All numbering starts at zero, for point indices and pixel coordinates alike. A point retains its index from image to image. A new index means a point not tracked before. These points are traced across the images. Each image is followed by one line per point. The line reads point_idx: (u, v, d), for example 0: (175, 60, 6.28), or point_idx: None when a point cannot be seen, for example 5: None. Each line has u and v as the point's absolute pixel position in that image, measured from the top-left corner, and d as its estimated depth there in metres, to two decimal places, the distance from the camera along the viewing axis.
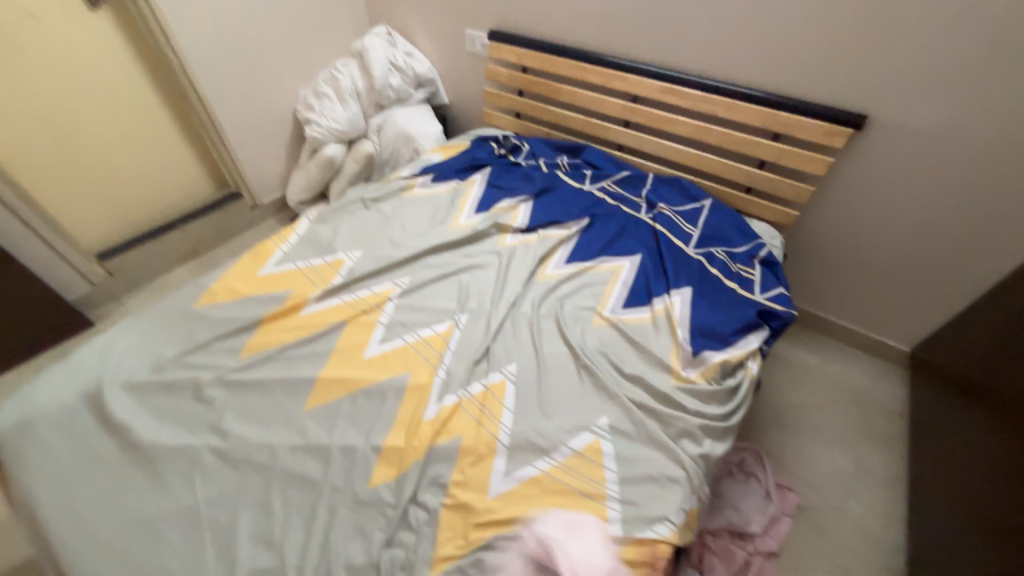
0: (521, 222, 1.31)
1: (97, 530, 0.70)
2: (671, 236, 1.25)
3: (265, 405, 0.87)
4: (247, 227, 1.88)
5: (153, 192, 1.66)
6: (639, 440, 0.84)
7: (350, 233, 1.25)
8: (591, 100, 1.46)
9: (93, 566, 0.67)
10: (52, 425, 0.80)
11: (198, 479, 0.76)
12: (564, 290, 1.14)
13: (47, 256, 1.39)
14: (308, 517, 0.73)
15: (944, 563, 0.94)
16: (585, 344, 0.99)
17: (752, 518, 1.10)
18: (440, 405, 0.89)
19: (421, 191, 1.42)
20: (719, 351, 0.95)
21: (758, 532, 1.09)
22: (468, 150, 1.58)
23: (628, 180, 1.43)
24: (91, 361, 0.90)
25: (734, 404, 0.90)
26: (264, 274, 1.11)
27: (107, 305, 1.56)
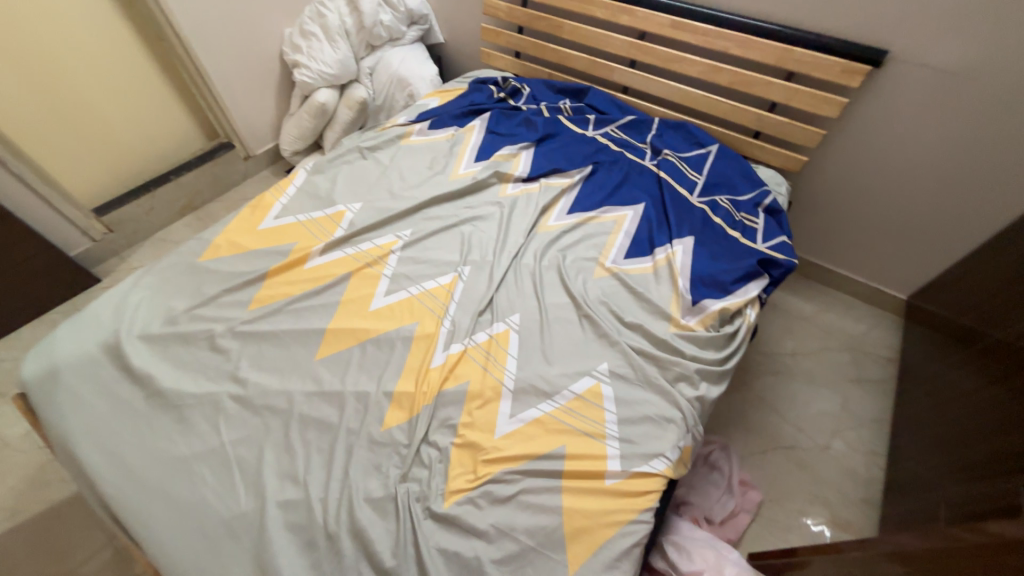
0: (522, 171, 1.28)
1: (132, 469, 0.76)
2: (675, 185, 1.23)
3: (278, 357, 0.90)
4: (242, 178, 1.86)
5: (144, 145, 1.61)
6: (638, 383, 0.88)
7: (349, 184, 1.23)
8: (597, 37, 1.37)
9: (134, 500, 0.73)
10: (77, 375, 0.84)
11: (222, 424, 0.81)
12: (567, 240, 1.13)
13: (45, 212, 1.37)
14: (326, 458, 0.79)
15: (915, 491, 1.02)
16: (587, 294, 1.01)
17: (711, 510, 1.09)
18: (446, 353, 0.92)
19: (419, 139, 1.37)
20: (719, 300, 0.97)
21: (715, 524, 1.08)
22: (466, 94, 1.51)
23: (633, 126, 1.38)
24: (104, 315, 0.92)
25: (731, 350, 0.93)
26: (264, 228, 1.11)
27: (110, 260, 1.57)
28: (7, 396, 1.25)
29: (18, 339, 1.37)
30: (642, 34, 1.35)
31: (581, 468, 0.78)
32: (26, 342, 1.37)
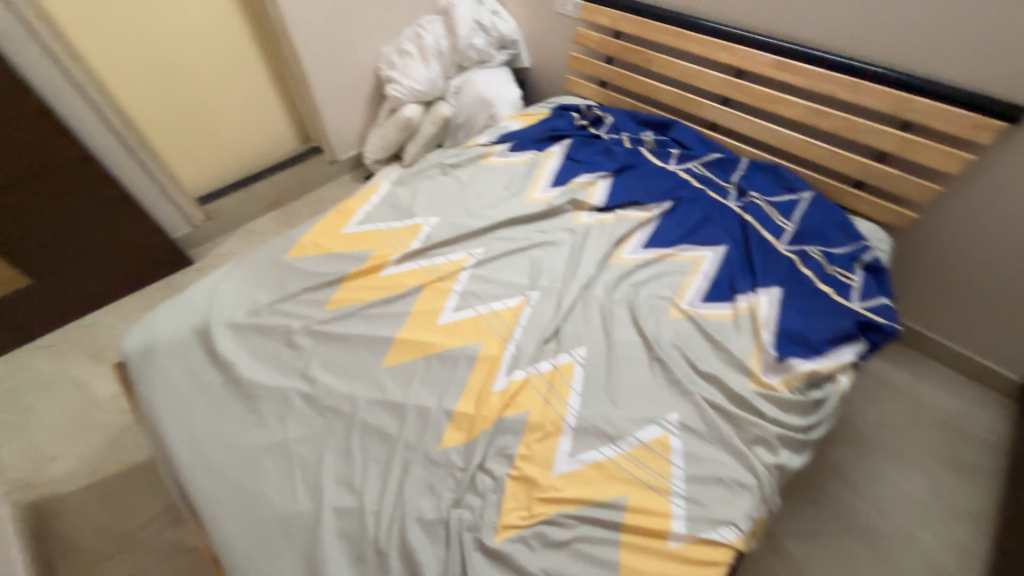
0: (599, 200, 1.26)
1: (205, 451, 0.80)
2: (761, 229, 1.16)
3: (346, 360, 0.92)
4: (324, 181, 1.96)
5: (248, 144, 1.76)
6: (710, 440, 0.82)
7: (428, 198, 1.27)
8: (689, 72, 1.35)
9: (203, 482, 0.77)
10: (170, 353, 0.91)
11: (289, 419, 0.84)
12: (640, 276, 1.09)
13: (158, 197, 1.52)
14: (379, 468, 0.79)
15: None
16: (659, 336, 0.96)
17: None
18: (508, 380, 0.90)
19: (499, 160, 1.40)
20: (808, 360, 0.89)
21: None
22: (548, 119, 1.53)
23: (718, 164, 1.33)
24: (199, 300, 0.99)
25: (818, 418, 0.85)
26: (347, 233, 1.16)
27: (202, 245, 1.71)
28: (103, 359, 1.38)
29: (118, 308, 1.51)
30: (738, 72, 1.31)
31: (642, 524, 0.73)
32: (124, 311, 1.50)
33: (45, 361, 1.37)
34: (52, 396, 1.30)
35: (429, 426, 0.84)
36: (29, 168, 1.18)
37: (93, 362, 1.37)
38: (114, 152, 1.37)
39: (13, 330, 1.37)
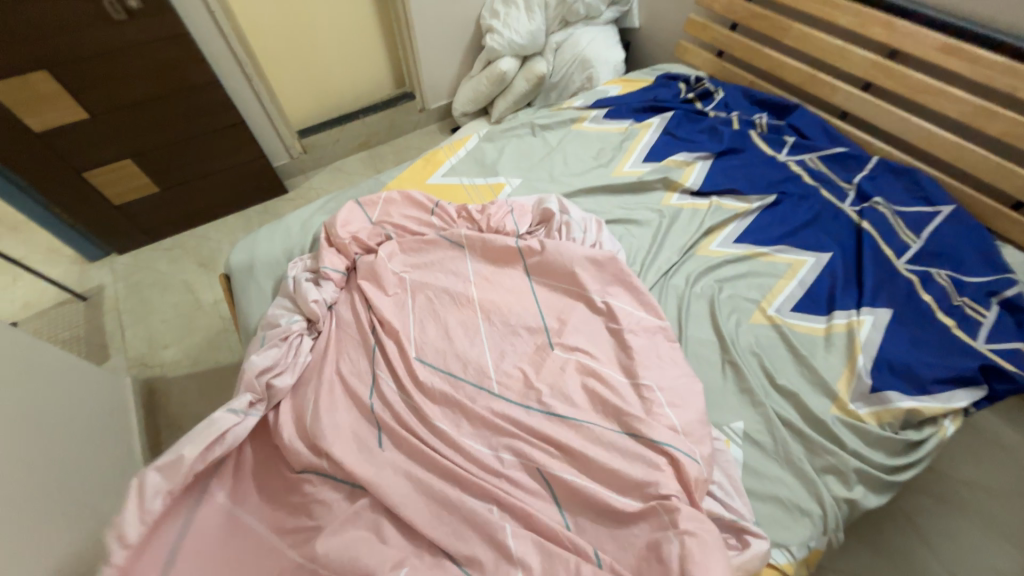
0: (694, 183, 1.17)
1: None
2: (879, 242, 1.01)
3: (407, 299, 0.93)
4: (412, 128, 2.00)
5: (348, 83, 1.82)
6: (775, 457, 0.77)
7: (515, 157, 1.25)
8: (828, 48, 1.18)
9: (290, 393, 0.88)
10: (267, 271, 1.00)
11: (349, 349, 0.87)
12: (725, 272, 1.01)
13: (266, 126, 1.63)
14: (426, 401, 0.79)
15: None
16: (736, 339, 0.90)
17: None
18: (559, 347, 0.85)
19: (592, 126, 1.33)
20: (909, 397, 0.79)
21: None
22: (650, 88, 1.43)
23: (842, 160, 1.17)
24: (294, 229, 1.07)
25: (908, 460, 0.76)
26: (431, 182, 1.18)
27: (297, 176, 1.83)
28: (209, 269, 1.55)
29: (223, 224, 1.68)
30: (891, 53, 1.12)
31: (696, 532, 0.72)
32: (228, 229, 1.67)
33: (165, 262, 1.57)
34: (166, 293, 1.49)
35: (465, 379, 0.82)
36: (165, 85, 1.30)
37: (201, 270, 1.55)
38: (233, 80, 1.48)
39: (143, 231, 1.57)
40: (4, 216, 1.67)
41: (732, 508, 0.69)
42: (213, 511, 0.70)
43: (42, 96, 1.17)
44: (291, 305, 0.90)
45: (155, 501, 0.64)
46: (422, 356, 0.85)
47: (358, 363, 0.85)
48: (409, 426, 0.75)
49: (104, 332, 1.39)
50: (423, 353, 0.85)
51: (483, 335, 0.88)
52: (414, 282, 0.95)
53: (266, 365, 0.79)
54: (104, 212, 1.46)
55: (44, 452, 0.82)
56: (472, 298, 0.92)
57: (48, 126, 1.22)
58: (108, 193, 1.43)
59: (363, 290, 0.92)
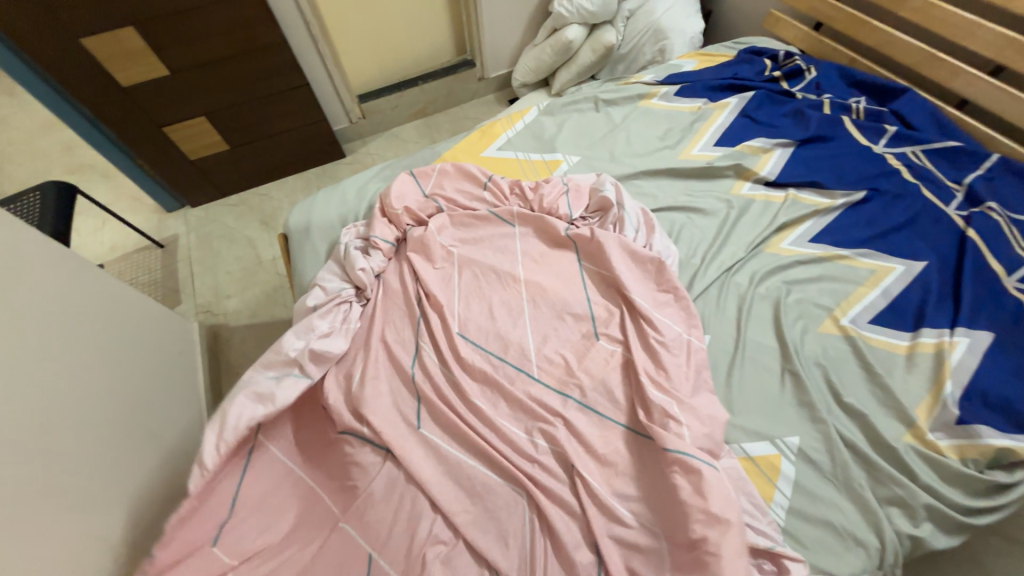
0: (770, 172, 1.06)
1: None
2: (987, 254, 0.89)
3: (453, 274, 0.92)
4: (469, 97, 1.96)
5: (409, 48, 1.80)
6: (831, 480, 0.71)
7: (575, 134, 1.19)
8: (955, 23, 1.02)
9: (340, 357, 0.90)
10: (322, 234, 1.02)
11: (394, 318, 0.88)
12: (796, 274, 0.93)
13: (329, 90, 1.65)
14: (467, 377, 0.79)
15: None
16: (801, 347, 0.83)
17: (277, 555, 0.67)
18: (608, 340, 0.82)
19: (660, 104, 1.24)
20: (1002, 435, 0.70)
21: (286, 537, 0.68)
22: (730, 63, 1.30)
23: (952, 156, 1.02)
24: (350, 194, 1.08)
25: (990, 504, 0.68)
26: (486, 155, 1.15)
27: (354, 141, 1.86)
28: (269, 227, 1.63)
29: (284, 184, 1.74)
30: None
31: None
32: (288, 189, 1.73)
33: (231, 217, 1.66)
34: (231, 247, 1.58)
35: (506, 360, 0.81)
36: (237, 44, 1.34)
37: (262, 227, 1.63)
38: (300, 41, 1.49)
39: (213, 186, 1.67)
40: (97, 163, 1.82)
41: (766, 533, 0.64)
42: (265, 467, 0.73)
43: (129, 51, 1.23)
44: (340, 271, 0.92)
45: (228, 436, 0.69)
46: (465, 333, 0.84)
47: (402, 333, 0.86)
48: (448, 400, 0.76)
49: (177, 278, 1.51)
50: (466, 329, 0.85)
51: (526, 318, 0.86)
52: (462, 259, 0.94)
53: (316, 328, 0.82)
54: (180, 165, 1.55)
55: (122, 385, 0.90)
56: (518, 281, 0.90)
57: (132, 80, 1.29)
58: (184, 147, 1.51)
59: (412, 262, 0.93)
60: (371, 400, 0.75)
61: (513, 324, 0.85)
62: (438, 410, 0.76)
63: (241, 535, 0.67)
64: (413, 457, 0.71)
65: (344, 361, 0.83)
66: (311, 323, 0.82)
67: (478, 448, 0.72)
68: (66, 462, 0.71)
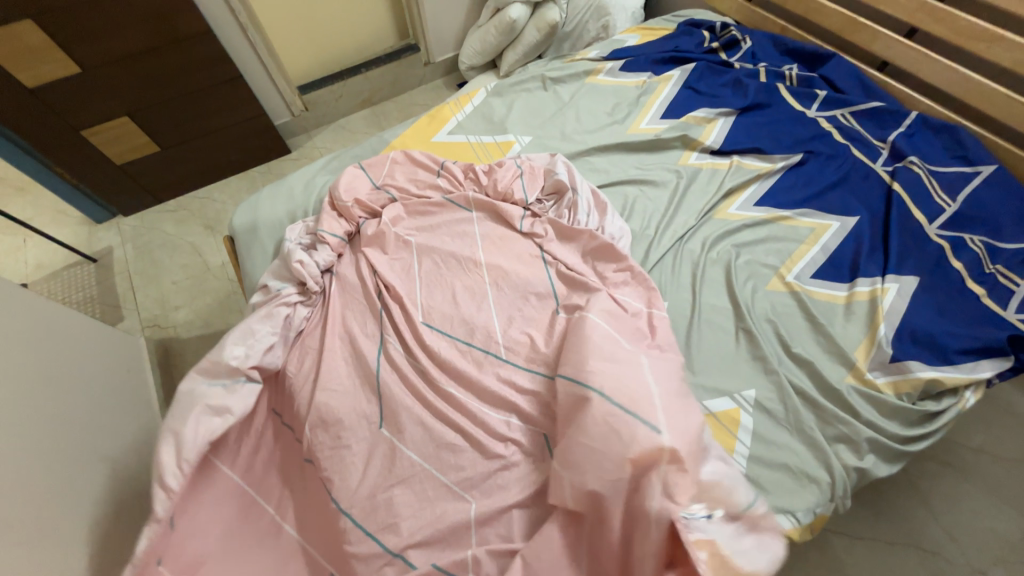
0: (714, 141, 1.10)
1: None
2: (911, 205, 0.96)
3: (411, 263, 0.91)
4: (417, 83, 1.90)
5: (349, 34, 1.72)
6: (786, 426, 0.75)
7: (525, 113, 1.18)
8: None
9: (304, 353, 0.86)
10: (270, 232, 0.98)
11: (353, 313, 0.86)
12: (743, 237, 0.97)
13: (266, 82, 1.57)
14: (432, 365, 0.78)
15: None
16: (752, 306, 0.87)
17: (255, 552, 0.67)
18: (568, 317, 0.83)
19: (607, 79, 1.25)
20: (931, 367, 0.77)
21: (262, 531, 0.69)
22: (672, 36, 1.33)
23: (877, 115, 1.09)
24: (297, 189, 1.04)
25: (923, 431, 0.75)
26: (436, 140, 1.12)
27: (299, 135, 1.77)
28: (214, 231, 1.54)
29: (226, 185, 1.65)
30: None
31: None
32: (232, 190, 1.64)
33: (170, 224, 1.56)
34: (174, 255, 1.49)
35: (468, 343, 0.81)
36: (157, 36, 1.24)
37: (206, 232, 1.54)
38: (228, 31, 1.40)
39: (146, 192, 1.55)
40: (9, 176, 1.65)
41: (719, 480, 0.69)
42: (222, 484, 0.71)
43: (31, 49, 1.12)
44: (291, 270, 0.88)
45: (190, 453, 0.65)
46: (428, 322, 0.83)
47: (362, 326, 0.84)
48: (416, 389, 0.76)
49: (116, 294, 1.41)
50: (431, 318, 0.84)
51: (486, 300, 0.86)
52: (420, 249, 0.92)
53: (258, 336, 0.78)
54: (105, 170, 1.43)
55: (62, 411, 0.84)
56: (479, 265, 0.89)
57: (39, 81, 1.17)
58: (108, 151, 1.39)
59: (366, 255, 0.91)
60: (323, 402, 0.74)
61: (476, 307, 0.85)
62: (402, 400, 0.75)
63: (181, 548, 0.64)
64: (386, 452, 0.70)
65: (299, 359, 0.81)
66: (256, 340, 0.77)
67: (448, 431, 0.72)
68: (7, 497, 0.66)
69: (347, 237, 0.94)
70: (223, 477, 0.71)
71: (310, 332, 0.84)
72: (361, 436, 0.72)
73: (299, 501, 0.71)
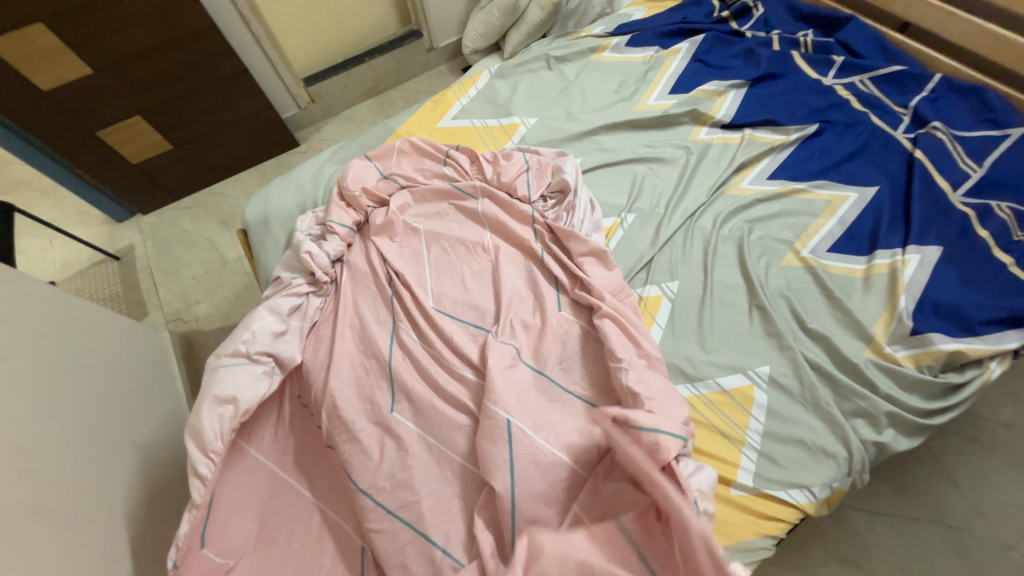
0: (725, 115, 1.07)
1: None
2: (934, 173, 0.92)
3: (420, 249, 0.91)
4: (421, 70, 1.89)
5: (351, 23, 1.71)
6: (801, 402, 0.75)
7: (529, 95, 1.17)
8: None
9: None
10: (282, 224, 0.99)
11: (364, 301, 0.87)
12: (756, 212, 0.95)
13: (271, 75, 1.57)
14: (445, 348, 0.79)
15: None
16: (766, 282, 0.85)
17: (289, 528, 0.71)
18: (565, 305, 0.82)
19: (613, 56, 1.22)
20: (953, 339, 0.75)
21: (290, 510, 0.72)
22: (680, 7, 1.28)
23: (898, 80, 1.04)
24: (305, 180, 1.05)
25: (945, 404, 0.73)
26: (441, 126, 1.12)
27: (306, 128, 1.78)
28: (229, 226, 1.57)
29: (238, 180, 1.67)
30: None
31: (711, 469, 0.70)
32: (243, 185, 1.66)
33: (186, 221, 1.59)
34: (192, 251, 1.52)
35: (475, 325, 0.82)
36: (163, 33, 1.25)
37: (222, 228, 1.57)
38: (233, 25, 1.41)
39: (161, 190, 1.59)
40: (32, 179, 1.70)
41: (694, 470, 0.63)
42: (251, 468, 0.74)
43: (44, 52, 1.14)
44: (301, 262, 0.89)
45: (215, 444, 0.68)
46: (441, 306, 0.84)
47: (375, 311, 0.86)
48: (427, 372, 0.77)
49: (139, 289, 1.46)
50: (441, 303, 0.85)
51: (497, 282, 0.85)
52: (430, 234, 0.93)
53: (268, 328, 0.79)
54: (122, 170, 1.47)
55: (93, 403, 0.88)
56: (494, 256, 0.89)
57: (54, 83, 1.20)
58: (123, 151, 1.43)
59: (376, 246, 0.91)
60: (337, 387, 0.77)
61: (486, 293, 0.86)
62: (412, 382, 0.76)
63: (225, 532, 0.68)
64: (402, 434, 0.72)
65: (314, 346, 0.83)
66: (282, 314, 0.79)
67: (458, 412, 0.73)
68: (47, 482, 0.70)
69: (356, 227, 0.95)
70: (253, 460, 0.75)
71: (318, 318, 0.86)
72: (375, 418, 0.74)
73: (325, 475, 0.75)
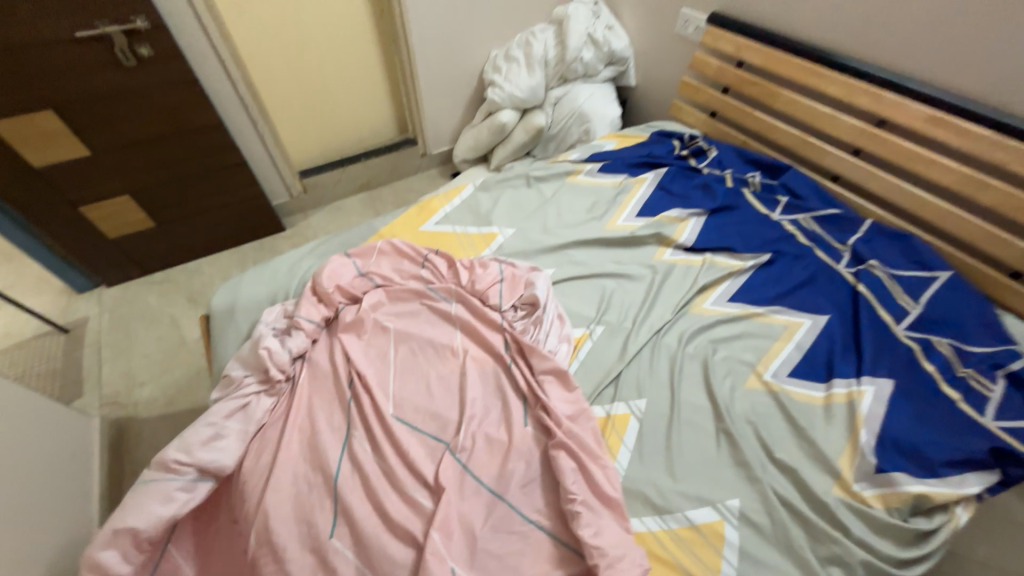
0: (687, 239, 1.16)
1: None
2: (877, 307, 0.99)
3: (387, 351, 0.89)
4: (413, 171, 2.03)
5: (353, 128, 1.87)
6: (773, 542, 0.71)
7: (509, 208, 1.25)
8: (818, 115, 1.22)
9: None
10: (250, 314, 0.97)
11: (320, 404, 0.82)
12: (719, 332, 0.98)
13: (268, 166, 1.66)
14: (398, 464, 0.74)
15: None
16: (731, 405, 0.85)
17: None
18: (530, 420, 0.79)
19: (586, 179, 1.35)
20: (918, 481, 0.74)
21: None
22: (646, 144, 1.46)
23: (835, 221, 1.17)
24: (281, 271, 1.05)
25: (920, 553, 0.70)
26: (424, 230, 1.17)
27: (295, 214, 1.84)
28: (196, 304, 1.53)
29: (216, 260, 1.67)
30: (878, 121, 1.15)
31: None
32: (220, 264, 1.66)
33: (152, 296, 1.55)
34: (150, 329, 1.45)
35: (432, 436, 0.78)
36: (169, 125, 1.33)
37: (188, 306, 1.52)
38: (239, 121, 1.52)
39: (133, 264, 1.56)
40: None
41: None
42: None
43: (45, 134, 1.19)
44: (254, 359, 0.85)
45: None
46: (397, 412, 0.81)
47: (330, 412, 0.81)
48: (375, 492, 0.70)
49: (81, 367, 1.35)
50: (401, 410, 0.81)
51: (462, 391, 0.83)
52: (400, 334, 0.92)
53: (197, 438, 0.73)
54: (96, 243, 1.45)
55: None
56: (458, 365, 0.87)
57: (45, 161, 1.23)
58: (102, 225, 1.43)
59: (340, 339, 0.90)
60: (274, 504, 0.69)
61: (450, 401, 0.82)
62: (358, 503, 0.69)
63: None
64: (338, 568, 0.64)
65: (256, 452, 0.76)
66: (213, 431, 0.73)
67: (404, 545, 0.66)
68: None
69: (324, 323, 0.93)
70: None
71: (264, 421, 0.80)
72: (312, 545, 0.66)
73: None
